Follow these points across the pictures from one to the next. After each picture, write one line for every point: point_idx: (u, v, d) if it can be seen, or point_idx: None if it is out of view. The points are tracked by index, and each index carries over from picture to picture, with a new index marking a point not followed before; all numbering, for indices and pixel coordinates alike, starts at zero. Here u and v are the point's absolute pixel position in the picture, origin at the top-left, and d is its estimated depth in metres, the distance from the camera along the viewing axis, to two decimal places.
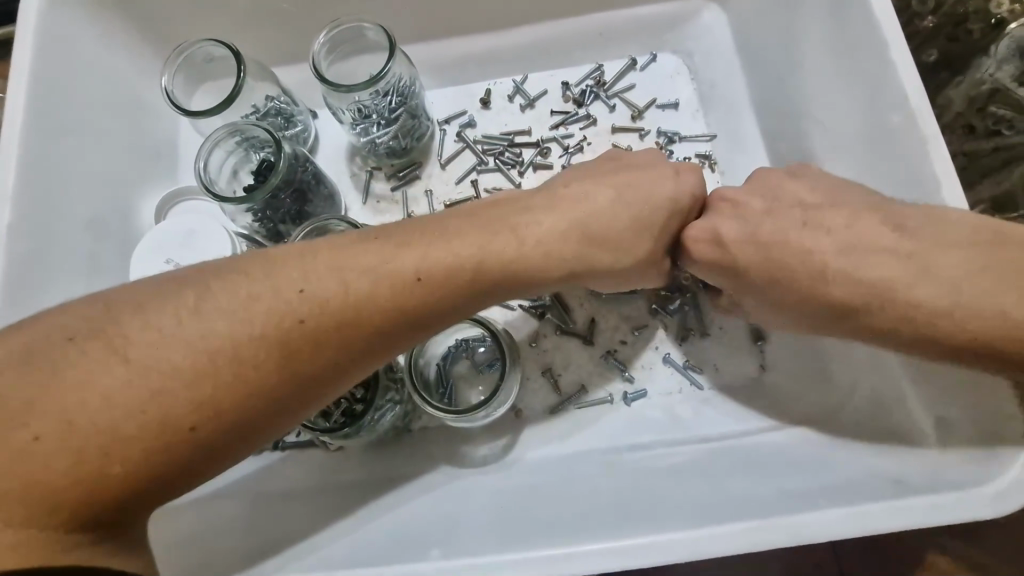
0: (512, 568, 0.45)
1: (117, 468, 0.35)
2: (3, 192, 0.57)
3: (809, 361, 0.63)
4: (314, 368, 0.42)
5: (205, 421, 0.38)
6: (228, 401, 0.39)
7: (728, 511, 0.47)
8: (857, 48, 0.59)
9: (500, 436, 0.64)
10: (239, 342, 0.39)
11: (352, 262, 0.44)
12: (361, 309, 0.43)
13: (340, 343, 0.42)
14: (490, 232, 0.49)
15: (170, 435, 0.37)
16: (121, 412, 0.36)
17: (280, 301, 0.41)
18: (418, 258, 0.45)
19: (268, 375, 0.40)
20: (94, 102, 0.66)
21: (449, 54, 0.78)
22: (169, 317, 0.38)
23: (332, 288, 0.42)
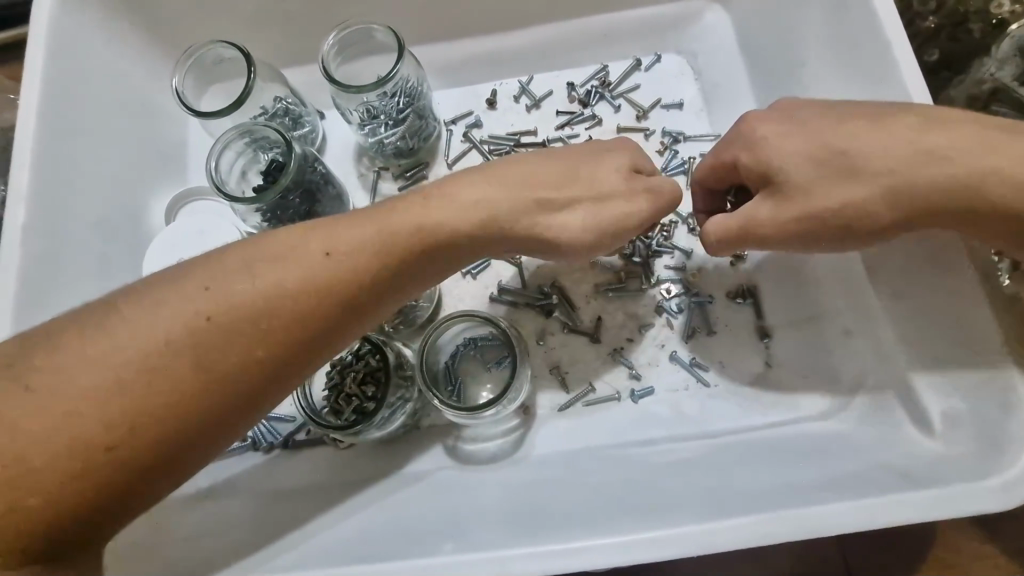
0: (525, 560, 0.46)
1: (59, 489, 0.38)
2: (19, 193, 0.58)
3: (813, 358, 0.63)
4: (240, 367, 0.43)
5: (125, 435, 0.39)
6: (149, 409, 0.40)
7: (737, 504, 0.47)
8: (861, 47, 0.59)
9: (510, 432, 0.64)
10: (151, 352, 0.40)
11: (256, 255, 0.44)
12: (279, 304, 0.43)
13: (265, 338, 0.43)
14: (404, 213, 0.48)
15: (95, 451, 0.39)
16: (50, 441, 0.38)
17: (187, 308, 0.42)
18: (330, 245, 0.46)
19: (188, 381, 0.41)
20: (104, 104, 0.67)
21: (455, 54, 0.78)
22: (86, 343, 0.40)
23: (245, 289, 0.43)
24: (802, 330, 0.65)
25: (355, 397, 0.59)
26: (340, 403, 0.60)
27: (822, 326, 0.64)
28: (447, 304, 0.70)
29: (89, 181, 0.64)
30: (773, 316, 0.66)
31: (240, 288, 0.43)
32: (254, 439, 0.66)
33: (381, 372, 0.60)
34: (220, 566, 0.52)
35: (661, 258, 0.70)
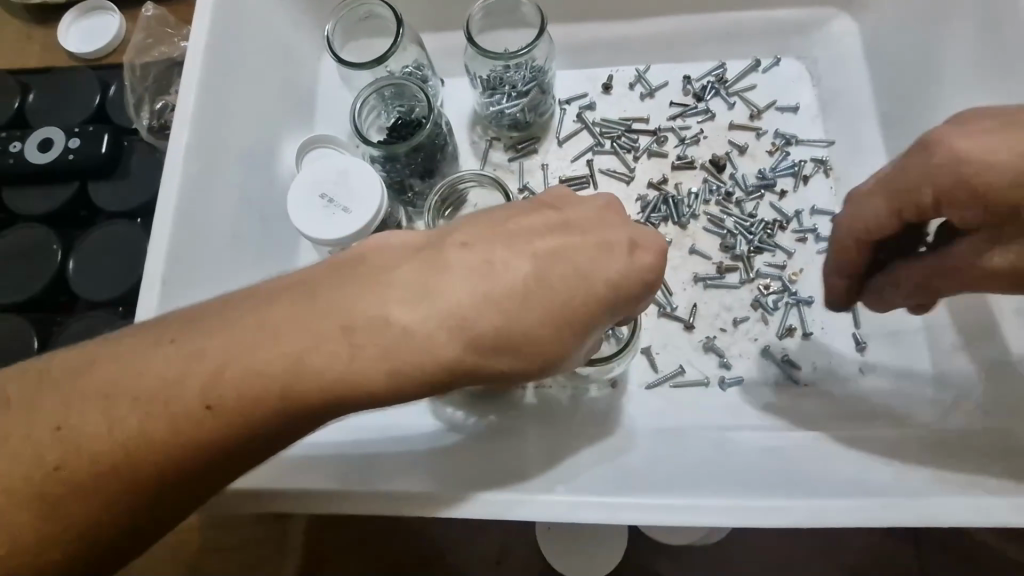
0: (632, 509, 0.48)
1: (135, 471, 0.37)
2: (184, 116, 0.63)
3: (910, 369, 0.64)
4: (286, 413, 0.39)
5: (210, 441, 0.38)
6: (239, 417, 0.39)
7: (842, 489, 0.49)
8: (1007, 63, 0.59)
9: (602, 397, 0.66)
10: (234, 369, 0.38)
11: (383, 294, 0.41)
12: (340, 355, 0.39)
13: (317, 390, 0.39)
14: (495, 271, 0.42)
15: (150, 455, 0.37)
16: (168, 426, 0.38)
17: (283, 329, 0.39)
18: (405, 306, 0.40)
19: (248, 411, 0.39)
20: (256, 45, 0.72)
21: (578, 36, 0.80)
22: (186, 341, 0.39)
23: (331, 334, 0.39)
24: (897, 341, 0.65)
25: None
26: None
27: (922, 340, 0.64)
28: None
29: (239, 114, 0.69)
30: (871, 324, 0.67)
31: (323, 327, 0.39)
32: None
33: None
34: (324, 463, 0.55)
35: (762, 256, 0.72)
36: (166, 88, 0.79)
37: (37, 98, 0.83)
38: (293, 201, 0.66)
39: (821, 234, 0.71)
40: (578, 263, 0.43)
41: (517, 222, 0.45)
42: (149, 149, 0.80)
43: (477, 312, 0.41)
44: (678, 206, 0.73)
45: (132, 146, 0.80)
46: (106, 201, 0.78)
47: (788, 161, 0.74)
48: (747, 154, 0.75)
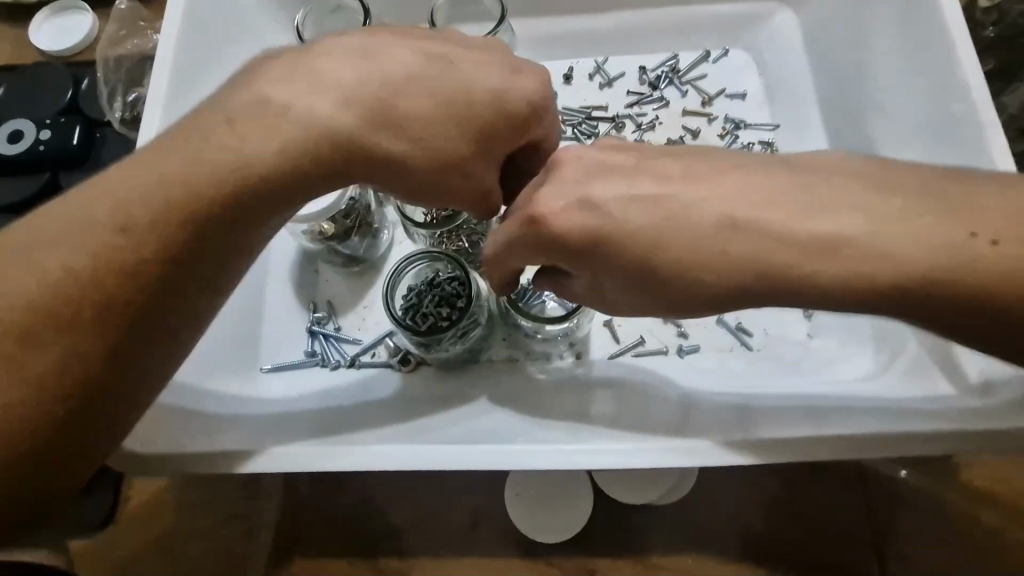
0: (602, 456, 0.50)
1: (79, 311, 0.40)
2: (157, 99, 0.65)
3: (848, 332, 0.68)
4: (153, 257, 0.42)
5: (149, 270, 0.42)
6: (165, 248, 0.42)
7: (795, 428, 0.53)
8: (924, 43, 0.65)
9: (566, 368, 0.70)
10: (142, 210, 0.42)
11: (255, 120, 0.44)
12: (216, 193, 0.43)
13: (197, 209, 0.43)
14: (315, 83, 0.45)
15: (88, 306, 0.40)
16: (105, 259, 0.41)
17: (126, 183, 0.42)
18: (265, 130, 0.44)
19: (175, 237, 0.43)
20: (227, 34, 0.74)
21: (539, 30, 0.84)
22: (33, 230, 0.41)
23: (175, 181, 0.42)
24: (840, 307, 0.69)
25: (431, 316, 0.64)
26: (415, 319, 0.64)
27: None
28: None
29: None
30: None
31: (167, 170, 0.43)
32: (323, 357, 0.73)
33: (457, 298, 0.65)
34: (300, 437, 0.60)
35: None
36: (139, 80, 0.81)
37: (7, 93, 0.83)
38: None
39: None
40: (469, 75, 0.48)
41: (310, 59, 0.46)
42: (122, 141, 0.81)
43: (369, 109, 0.45)
44: None
45: (105, 137, 0.81)
46: None
47: (738, 144, 0.78)
48: (699, 138, 0.80)
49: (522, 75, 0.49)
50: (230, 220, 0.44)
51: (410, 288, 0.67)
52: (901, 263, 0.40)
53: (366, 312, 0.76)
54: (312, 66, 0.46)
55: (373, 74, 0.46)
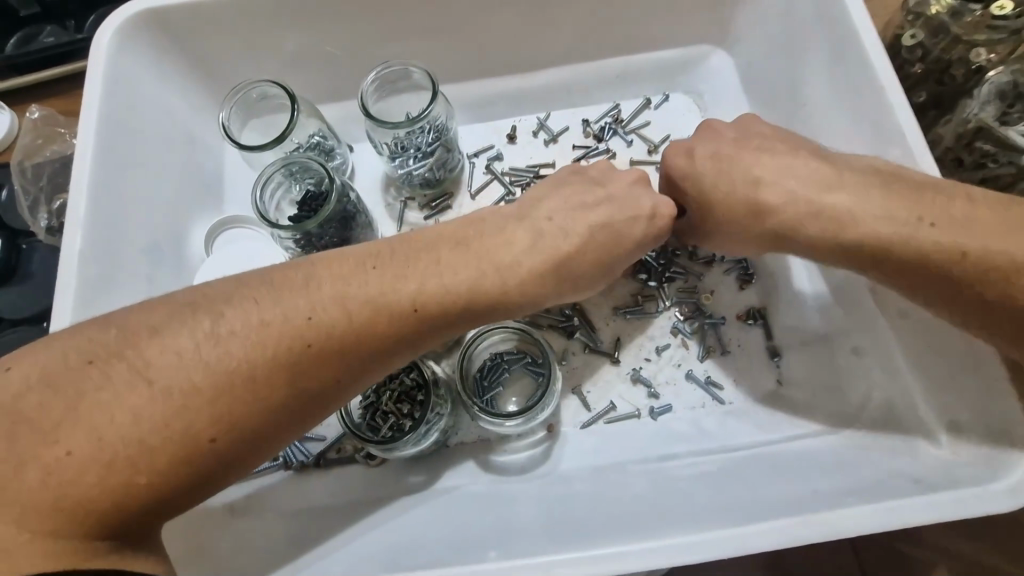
0: (566, 566, 0.48)
1: (146, 477, 0.39)
2: (76, 219, 0.62)
3: (820, 377, 0.66)
4: (228, 426, 0.41)
5: (230, 437, 0.42)
6: (246, 415, 0.42)
7: (769, 509, 0.51)
8: (856, 85, 0.65)
9: (537, 444, 0.67)
10: (223, 374, 0.41)
11: (355, 290, 0.47)
12: (299, 360, 0.44)
13: (338, 359, 0.45)
14: (476, 258, 0.52)
15: (148, 471, 0.39)
16: (182, 422, 0.40)
17: (284, 312, 0.44)
18: (340, 294, 0.46)
19: (253, 408, 0.42)
20: (150, 134, 0.72)
21: (477, 92, 0.83)
22: (188, 337, 0.41)
23: (263, 329, 0.43)
24: (810, 350, 0.67)
25: (391, 414, 0.63)
26: (377, 420, 0.63)
27: (829, 344, 0.67)
28: None
29: (136, 212, 0.68)
30: (784, 335, 0.69)
31: (324, 309, 0.45)
32: (286, 459, 0.67)
33: (416, 391, 0.64)
34: (268, 556, 0.58)
35: (674, 283, 0.73)
36: (62, 186, 0.79)
37: None
38: (203, 275, 0.72)
39: (726, 255, 0.73)
40: (609, 221, 0.56)
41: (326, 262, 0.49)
42: (51, 251, 0.77)
43: (443, 249, 0.52)
44: None
45: (31, 248, 0.77)
46: (6, 310, 0.74)
47: None
48: None
49: (657, 218, 0.58)
50: (360, 374, 0.47)
51: (368, 383, 0.66)
52: (805, 196, 0.53)
53: None
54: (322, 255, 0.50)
55: (444, 235, 0.53)
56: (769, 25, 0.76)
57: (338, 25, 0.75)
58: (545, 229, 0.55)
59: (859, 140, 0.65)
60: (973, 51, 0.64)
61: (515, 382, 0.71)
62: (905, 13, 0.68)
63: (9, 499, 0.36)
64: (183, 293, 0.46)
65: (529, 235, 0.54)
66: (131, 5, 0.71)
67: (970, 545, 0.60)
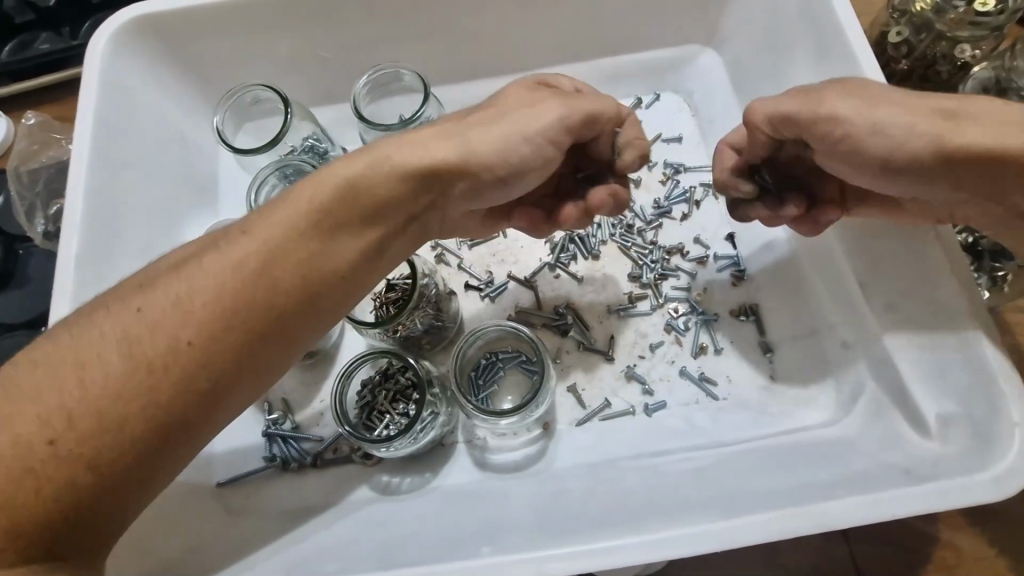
0: (559, 560, 0.49)
1: (1, 495, 0.39)
2: (72, 224, 0.63)
3: (812, 372, 0.67)
4: (73, 420, 0.41)
5: (77, 429, 0.41)
6: (95, 404, 0.41)
7: (758, 502, 0.52)
8: None
9: (532, 442, 0.68)
10: (59, 377, 0.41)
11: (182, 262, 0.47)
12: (142, 335, 0.43)
13: (186, 317, 0.44)
14: (304, 189, 0.50)
15: (8, 488, 0.39)
16: (24, 434, 0.40)
17: (115, 311, 0.44)
18: (171, 274, 0.46)
19: (103, 395, 0.41)
20: (144, 139, 0.72)
21: (470, 93, 0.84)
22: (24, 362, 0.42)
23: (89, 330, 0.43)
24: (801, 346, 0.68)
25: (387, 414, 0.64)
26: (372, 420, 0.64)
27: (820, 338, 0.67)
28: (467, 325, 0.73)
29: (131, 216, 0.69)
30: (775, 330, 0.69)
31: (151, 295, 0.45)
32: (283, 460, 0.68)
33: (411, 390, 0.65)
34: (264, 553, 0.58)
35: (668, 281, 0.73)
36: (58, 192, 0.79)
37: None
38: None
39: (719, 253, 0.74)
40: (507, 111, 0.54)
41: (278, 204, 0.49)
42: (47, 254, 0.77)
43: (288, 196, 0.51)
44: (584, 241, 0.75)
45: (28, 253, 0.77)
46: (2, 314, 0.74)
47: (680, 188, 0.78)
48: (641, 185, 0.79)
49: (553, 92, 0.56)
50: (223, 340, 0.45)
51: (364, 383, 0.66)
52: None
53: (325, 406, 0.71)
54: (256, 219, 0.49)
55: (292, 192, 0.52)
56: (757, 24, 0.77)
57: (331, 29, 0.76)
58: (405, 135, 0.53)
59: None
60: (956, 47, 0.65)
61: (510, 380, 0.71)
62: (890, 11, 0.69)
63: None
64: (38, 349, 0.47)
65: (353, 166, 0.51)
66: (124, 12, 0.72)
67: (965, 537, 0.61)
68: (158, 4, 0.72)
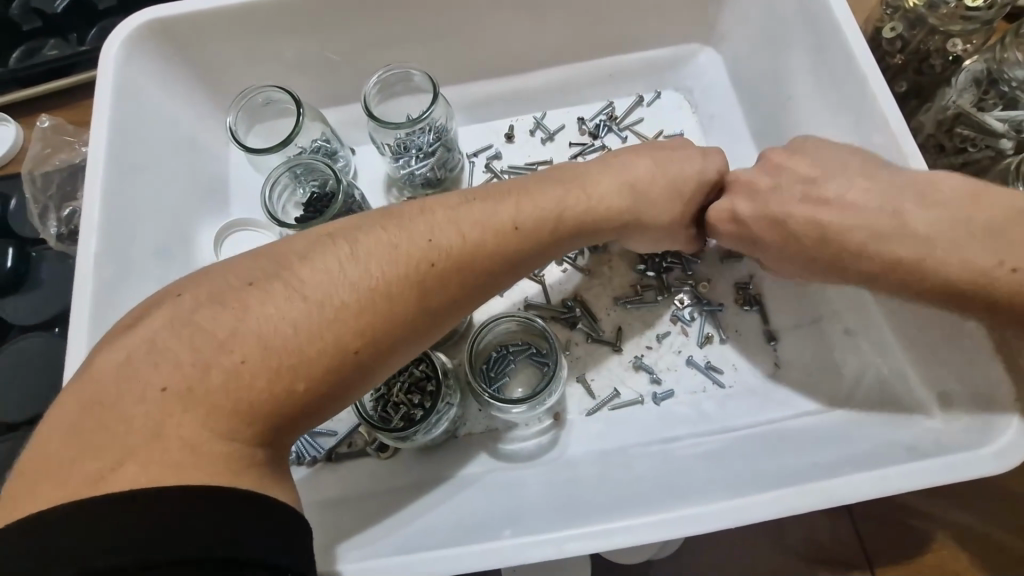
0: (577, 541, 0.50)
1: (303, 384, 0.41)
2: (92, 224, 0.64)
3: (815, 360, 0.69)
4: (373, 338, 0.44)
5: (372, 347, 0.44)
6: (386, 328, 0.45)
7: (772, 481, 0.53)
8: (840, 77, 0.68)
9: (544, 432, 0.69)
10: (371, 291, 0.45)
11: (464, 216, 0.52)
12: (424, 278, 0.47)
13: (458, 277, 0.49)
14: (564, 189, 0.58)
15: (306, 380, 0.41)
16: (333, 331, 0.42)
17: (408, 236, 0.48)
18: (450, 224, 0.51)
19: (396, 324, 0.46)
20: (155, 143, 0.73)
21: (475, 94, 0.86)
22: (332, 259, 0.45)
23: (382, 251, 0.47)
24: (803, 335, 0.70)
25: (402, 405, 0.65)
26: (388, 411, 0.65)
27: (821, 325, 0.70)
28: (477, 319, 0.74)
29: (147, 217, 0.70)
30: (779, 319, 0.71)
31: (441, 233, 0.49)
32: (297, 455, 0.69)
33: (427, 382, 0.66)
34: None
35: (672, 272, 0.75)
36: (71, 194, 0.81)
37: None
38: None
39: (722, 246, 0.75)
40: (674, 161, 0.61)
41: (477, 197, 0.54)
42: (60, 257, 0.78)
43: (532, 187, 0.57)
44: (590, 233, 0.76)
45: (41, 256, 0.78)
46: (16, 316, 0.75)
47: None
48: None
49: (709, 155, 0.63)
50: (466, 305, 0.51)
51: None
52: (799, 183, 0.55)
53: None
54: (475, 193, 0.55)
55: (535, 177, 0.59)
56: (754, 22, 0.79)
57: (338, 32, 0.77)
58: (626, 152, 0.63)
59: (847, 130, 0.68)
60: (948, 40, 0.67)
61: (520, 372, 0.73)
62: (883, 7, 0.71)
63: (194, 402, 0.38)
64: (296, 235, 0.49)
65: (615, 176, 0.60)
66: (130, 19, 0.73)
67: (970, 515, 0.62)
68: (168, 10, 0.73)
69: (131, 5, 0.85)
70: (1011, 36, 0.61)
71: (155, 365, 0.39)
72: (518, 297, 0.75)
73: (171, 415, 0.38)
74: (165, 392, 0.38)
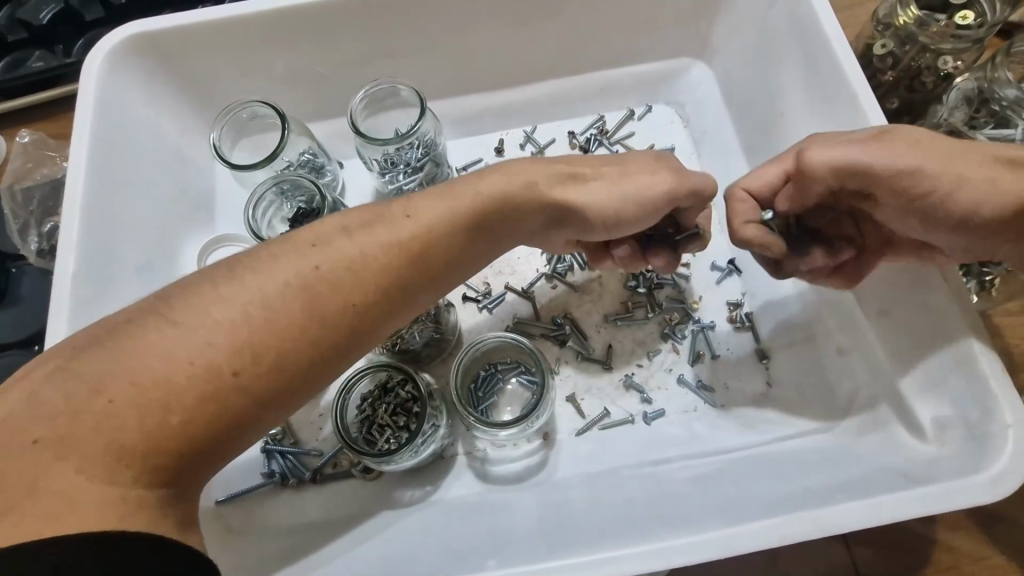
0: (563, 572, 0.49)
1: (179, 416, 0.39)
2: (70, 243, 0.62)
3: (807, 379, 0.68)
4: (249, 356, 0.42)
5: (254, 367, 0.42)
6: (267, 345, 0.43)
7: (762, 508, 0.52)
8: (831, 95, 0.67)
9: (533, 453, 0.68)
10: (247, 308, 0.43)
11: (350, 223, 0.49)
12: (307, 286, 0.45)
13: (351, 281, 0.47)
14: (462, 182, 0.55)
15: (180, 412, 0.39)
16: (203, 356, 0.40)
17: (291, 254, 0.46)
18: (336, 231, 0.48)
19: (279, 339, 0.43)
20: (138, 158, 0.72)
21: (465, 107, 0.85)
22: (205, 287, 0.43)
23: (255, 267, 0.45)
24: (796, 354, 0.69)
25: (388, 427, 0.64)
26: (373, 433, 0.64)
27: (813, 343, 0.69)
28: (466, 336, 0.73)
29: (127, 233, 0.69)
30: (770, 337, 0.70)
31: (326, 242, 0.47)
32: (282, 476, 0.67)
33: (413, 403, 0.65)
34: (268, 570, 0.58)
35: (662, 289, 0.74)
36: (53, 209, 0.80)
37: None
38: None
39: (715, 262, 0.75)
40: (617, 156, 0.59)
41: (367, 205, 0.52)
42: (42, 273, 0.77)
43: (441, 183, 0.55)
44: (581, 249, 0.75)
45: (22, 271, 0.77)
46: None
47: None
48: None
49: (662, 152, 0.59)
50: (370, 311, 0.48)
51: (363, 397, 0.66)
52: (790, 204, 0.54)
53: (324, 421, 0.70)
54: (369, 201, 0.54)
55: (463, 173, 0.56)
56: (746, 37, 0.79)
57: (325, 45, 0.77)
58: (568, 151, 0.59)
59: None
60: (940, 58, 0.66)
61: (508, 391, 0.72)
62: (874, 24, 0.70)
63: (66, 450, 0.37)
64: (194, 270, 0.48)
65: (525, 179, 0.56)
66: (112, 34, 0.72)
67: (963, 538, 0.61)
68: (152, 22, 0.72)
69: (117, 16, 0.84)
70: (1001, 56, 0.61)
71: (34, 412, 0.37)
72: (510, 314, 0.74)
73: (44, 465, 0.36)
74: (36, 443, 0.36)
